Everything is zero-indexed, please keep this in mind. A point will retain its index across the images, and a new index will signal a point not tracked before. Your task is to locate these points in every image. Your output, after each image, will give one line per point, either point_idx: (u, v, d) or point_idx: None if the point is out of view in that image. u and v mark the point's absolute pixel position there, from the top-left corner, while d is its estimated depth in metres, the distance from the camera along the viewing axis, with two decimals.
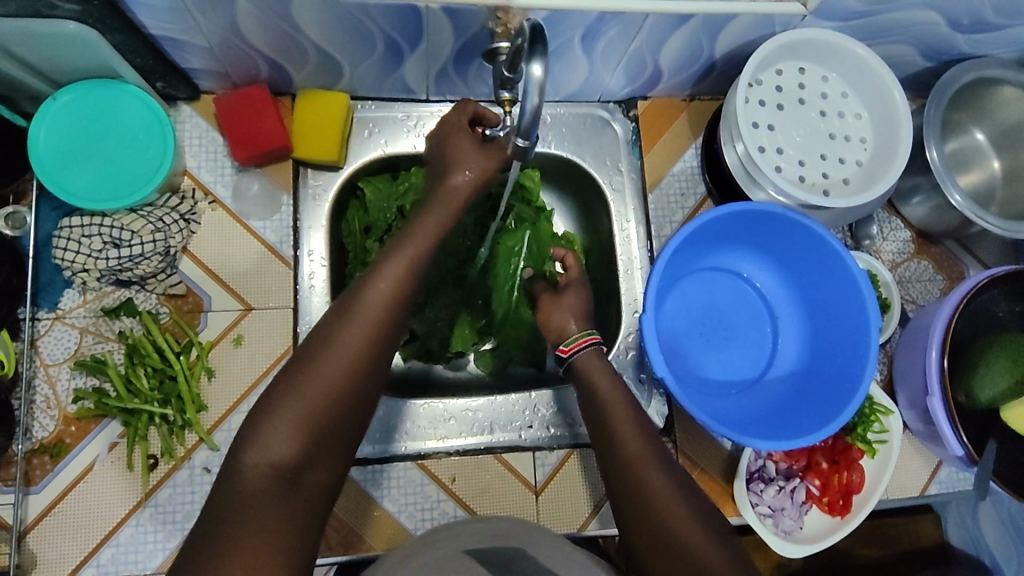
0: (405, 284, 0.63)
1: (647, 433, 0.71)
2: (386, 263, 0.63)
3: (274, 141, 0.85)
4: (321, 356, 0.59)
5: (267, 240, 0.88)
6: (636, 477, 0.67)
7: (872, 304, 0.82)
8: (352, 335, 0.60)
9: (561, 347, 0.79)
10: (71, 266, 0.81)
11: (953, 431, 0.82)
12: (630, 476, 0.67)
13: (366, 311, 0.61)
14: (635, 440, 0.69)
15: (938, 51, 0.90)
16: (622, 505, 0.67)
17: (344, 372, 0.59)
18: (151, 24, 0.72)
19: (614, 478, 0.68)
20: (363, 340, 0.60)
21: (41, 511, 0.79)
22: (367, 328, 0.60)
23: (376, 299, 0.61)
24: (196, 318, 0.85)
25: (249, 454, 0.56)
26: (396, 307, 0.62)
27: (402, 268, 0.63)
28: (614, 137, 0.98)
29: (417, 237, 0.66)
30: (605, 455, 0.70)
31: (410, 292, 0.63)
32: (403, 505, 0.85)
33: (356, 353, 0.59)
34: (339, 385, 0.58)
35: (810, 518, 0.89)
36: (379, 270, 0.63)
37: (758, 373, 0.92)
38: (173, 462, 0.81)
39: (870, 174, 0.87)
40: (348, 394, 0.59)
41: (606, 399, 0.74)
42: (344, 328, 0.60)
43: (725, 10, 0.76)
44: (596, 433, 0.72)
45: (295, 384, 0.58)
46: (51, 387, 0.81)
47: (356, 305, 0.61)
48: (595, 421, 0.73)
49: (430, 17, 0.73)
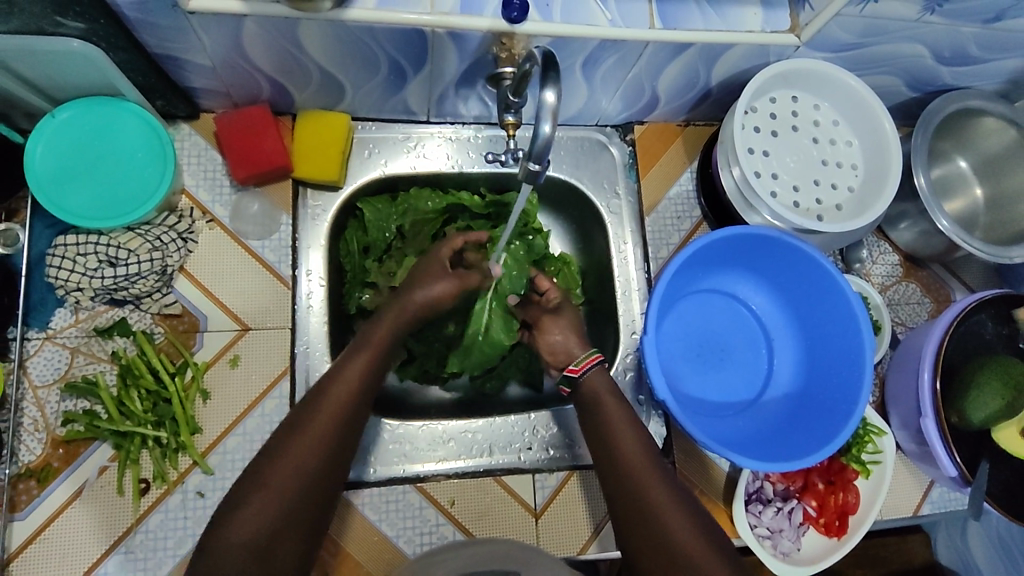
0: (378, 359, 0.75)
1: (652, 455, 0.74)
2: (364, 344, 0.76)
3: (275, 160, 0.85)
4: (296, 435, 0.67)
5: (266, 260, 0.87)
6: (644, 497, 0.69)
7: (866, 327, 0.84)
8: (326, 414, 0.69)
9: (570, 367, 0.82)
10: (65, 285, 0.79)
11: (946, 451, 0.84)
12: (637, 500, 0.70)
13: (339, 391, 0.70)
14: (641, 462, 0.73)
15: (924, 82, 0.93)
16: (628, 526, 0.69)
17: (317, 449, 0.66)
18: (155, 42, 0.72)
19: (619, 499, 0.71)
20: (331, 421, 0.68)
21: (26, 539, 0.76)
22: (335, 407, 0.69)
23: (353, 376, 0.72)
24: (191, 338, 0.83)
25: (222, 534, 0.61)
26: (371, 382, 0.73)
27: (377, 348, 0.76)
28: (611, 161, 1.00)
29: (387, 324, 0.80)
30: (611, 479, 0.73)
31: (384, 365, 0.76)
32: (401, 530, 0.84)
33: (327, 432, 0.68)
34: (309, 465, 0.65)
35: (807, 539, 0.90)
36: (360, 349, 0.75)
37: (754, 395, 0.93)
38: (165, 487, 0.79)
39: (861, 199, 0.89)
40: (320, 471, 0.66)
41: (611, 423, 0.77)
42: (319, 410, 0.69)
43: (723, 40, 0.78)
44: (602, 455, 0.76)
45: (267, 465, 0.65)
46: (39, 409, 0.79)
47: (333, 383, 0.71)
48: (601, 442, 0.77)
49: (435, 42, 0.74)
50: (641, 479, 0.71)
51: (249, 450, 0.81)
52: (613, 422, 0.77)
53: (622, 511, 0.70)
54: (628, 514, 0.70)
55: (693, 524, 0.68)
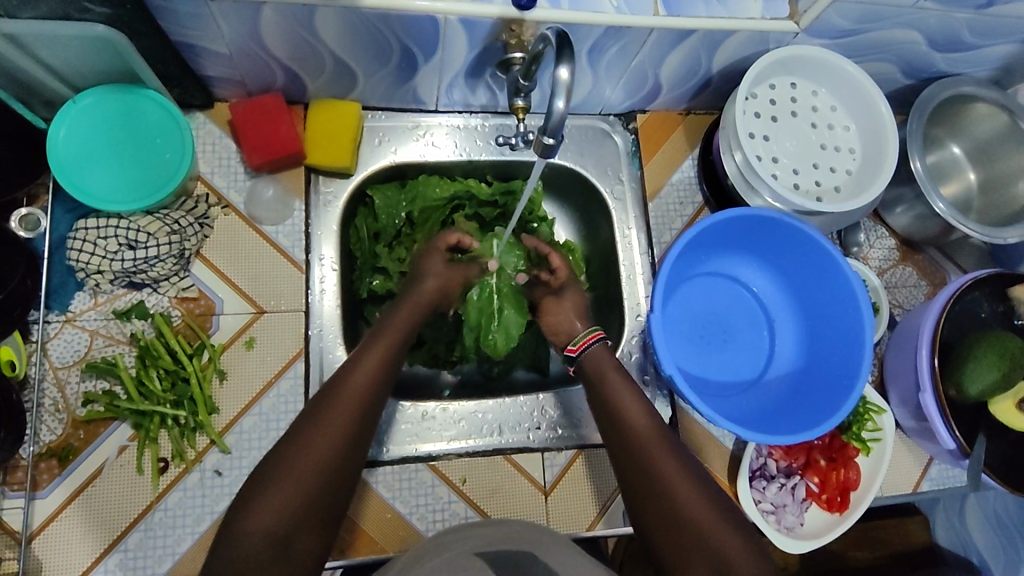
0: (390, 359, 0.75)
1: (660, 430, 0.75)
2: (375, 344, 0.75)
3: (288, 147, 0.87)
4: (312, 431, 0.66)
5: (280, 245, 0.89)
6: (653, 469, 0.71)
7: (866, 304, 0.86)
8: (341, 410, 0.68)
9: (570, 347, 0.86)
10: (85, 267, 0.81)
11: (945, 425, 0.86)
12: (646, 473, 0.71)
13: (356, 384, 0.70)
14: (649, 437, 0.74)
15: (917, 69, 0.96)
16: (638, 497, 0.71)
17: (332, 444, 0.65)
18: (175, 29, 0.74)
19: (629, 473, 0.73)
20: (347, 417, 0.68)
21: (48, 517, 0.77)
22: (353, 399, 0.69)
23: (366, 375, 0.71)
24: (208, 321, 0.85)
25: (241, 524, 0.60)
26: (383, 380, 0.72)
27: (387, 349, 0.75)
28: (615, 149, 1.02)
29: (395, 324, 0.80)
30: (620, 454, 0.75)
31: (395, 365, 0.75)
32: (414, 507, 0.85)
33: (342, 428, 0.67)
34: (325, 461, 0.64)
35: (810, 515, 0.92)
36: (371, 348, 0.75)
37: (757, 374, 0.95)
38: (184, 466, 0.80)
39: (859, 182, 0.92)
40: (336, 467, 0.65)
41: (619, 402, 0.78)
42: (333, 405, 0.68)
43: (724, 26, 0.80)
44: (611, 433, 0.77)
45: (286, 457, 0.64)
46: (59, 391, 0.80)
47: (346, 380, 0.70)
48: (610, 420, 0.78)
49: (447, 28, 0.77)
50: (649, 453, 0.72)
51: (265, 430, 0.83)
52: (621, 401, 0.78)
53: (631, 483, 0.72)
54: (638, 487, 0.71)
55: (701, 494, 0.69)
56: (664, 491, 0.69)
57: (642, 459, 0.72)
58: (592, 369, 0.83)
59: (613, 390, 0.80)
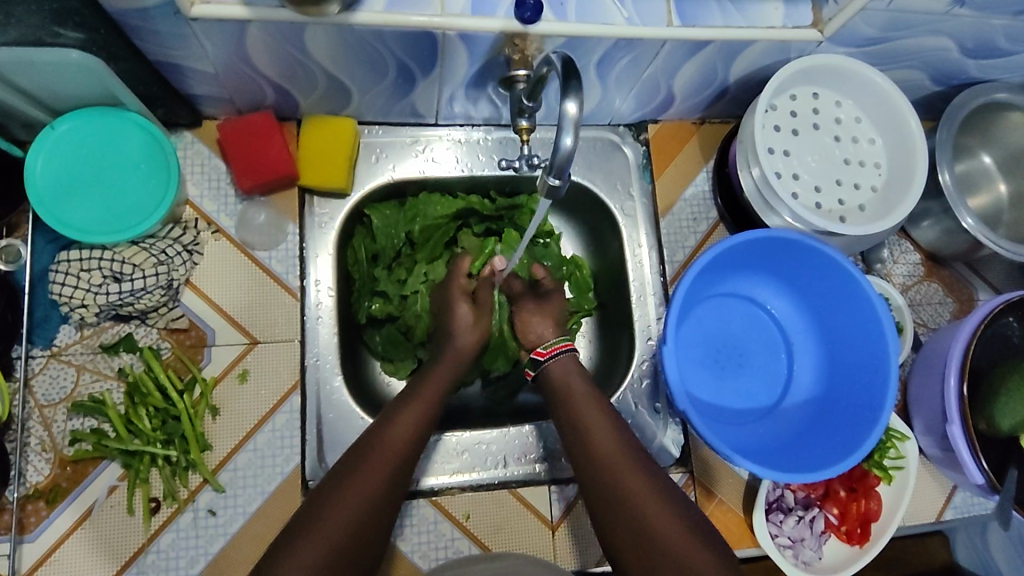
0: (423, 423, 0.71)
1: (628, 450, 0.72)
2: (411, 404, 0.72)
3: (280, 169, 0.83)
4: (342, 491, 0.63)
5: (273, 271, 0.85)
6: (625, 497, 0.68)
7: (892, 332, 0.81)
8: (369, 471, 0.65)
9: (539, 350, 0.83)
10: (69, 301, 0.77)
11: (973, 458, 0.82)
12: (619, 501, 0.68)
13: (394, 437, 0.69)
14: (622, 462, 0.70)
15: (948, 76, 0.90)
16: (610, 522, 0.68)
17: (356, 504, 0.63)
18: (155, 50, 0.69)
19: (599, 503, 0.69)
20: (382, 469, 0.66)
21: (36, 561, 0.75)
22: (390, 452, 0.67)
23: (398, 438, 0.69)
24: (199, 353, 0.81)
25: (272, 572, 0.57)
26: (414, 445, 0.69)
27: (421, 410, 0.72)
28: (625, 162, 0.97)
29: (433, 386, 0.76)
30: (589, 481, 0.71)
31: (429, 430, 0.72)
32: (416, 544, 0.82)
33: (371, 490, 0.64)
34: (351, 524, 0.61)
35: (829, 548, 0.88)
36: (406, 408, 0.72)
37: (774, 401, 0.91)
38: (177, 505, 0.77)
39: (885, 199, 0.87)
40: (359, 528, 0.62)
41: (589, 424, 0.74)
42: (363, 467, 0.65)
43: (743, 37, 0.74)
44: (579, 456, 0.73)
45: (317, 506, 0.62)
46: (46, 429, 0.77)
47: (379, 441, 0.68)
48: (578, 443, 0.74)
49: (446, 44, 0.71)
50: (624, 479, 0.69)
51: (260, 467, 0.80)
52: (595, 431, 0.74)
53: (602, 513, 0.69)
54: (612, 518, 0.68)
55: (679, 519, 0.66)
56: (641, 518, 0.66)
57: (614, 486, 0.69)
58: (560, 384, 0.79)
59: (580, 412, 0.76)
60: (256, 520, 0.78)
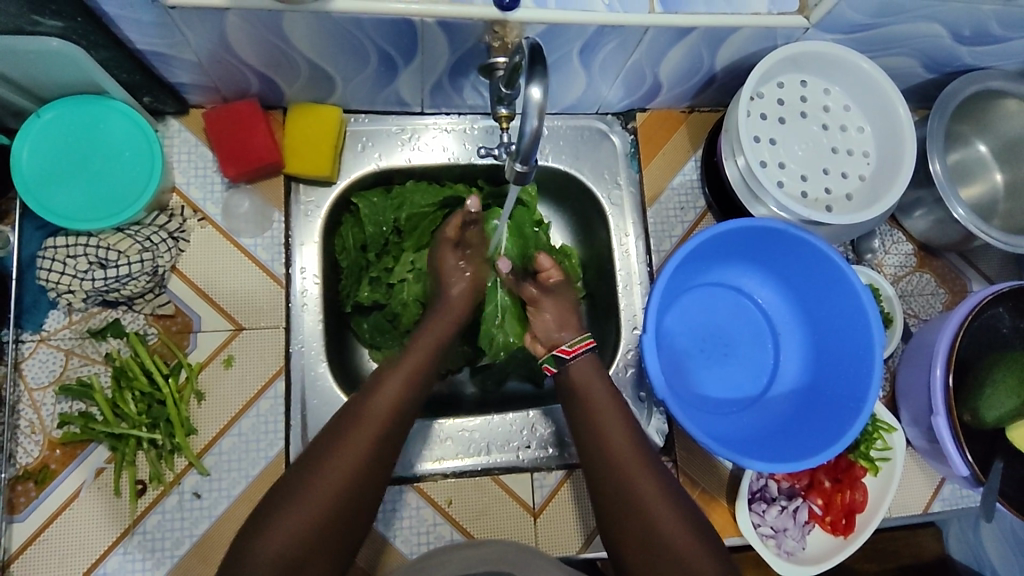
0: (387, 426, 0.67)
1: (640, 449, 0.70)
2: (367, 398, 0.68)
3: (265, 157, 0.84)
4: (289, 505, 0.61)
5: (259, 259, 0.86)
6: (628, 487, 0.68)
7: (877, 322, 0.80)
8: (322, 485, 0.62)
9: (562, 346, 0.78)
10: (56, 287, 0.79)
11: (958, 450, 0.81)
12: (624, 499, 0.67)
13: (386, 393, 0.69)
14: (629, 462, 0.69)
15: (941, 63, 0.89)
16: (601, 485, 0.69)
17: (306, 521, 0.61)
18: (137, 39, 0.70)
19: (602, 486, 0.69)
20: (380, 425, 0.66)
21: (25, 541, 0.76)
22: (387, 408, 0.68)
23: (358, 445, 0.65)
24: (185, 339, 0.83)
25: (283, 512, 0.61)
26: (379, 452, 0.65)
27: (382, 415, 0.67)
28: (613, 150, 0.97)
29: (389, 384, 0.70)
30: (596, 477, 0.70)
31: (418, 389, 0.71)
32: (398, 530, 0.83)
33: (321, 506, 0.61)
34: (303, 540, 0.60)
35: (813, 539, 0.88)
36: (364, 409, 0.67)
37: (760, 391, 0.91)
38: (162, 488, 0.79)
39: (873, 188, 0.86)
40: (314, 541, 0.61)
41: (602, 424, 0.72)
42: (323, 467, 0.63)
43: (726, 24, 0.74)
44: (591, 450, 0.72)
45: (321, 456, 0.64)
46: (35, 412, 0.79)
47: (336, 448, 0.64)
48: (592, 439, 0.72)
49: (425, 31, 0.71)
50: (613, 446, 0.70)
51: (245, 451, 0.81)
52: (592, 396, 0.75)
53: (606, 508, 0.68)
54: (616, 515, 0.67)
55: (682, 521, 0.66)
56: (636, 494, 0.67)
57: (620, 484, 0.68)
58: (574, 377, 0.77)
59: (599, 410, 0.74)
60: (240, 504, 0.79)
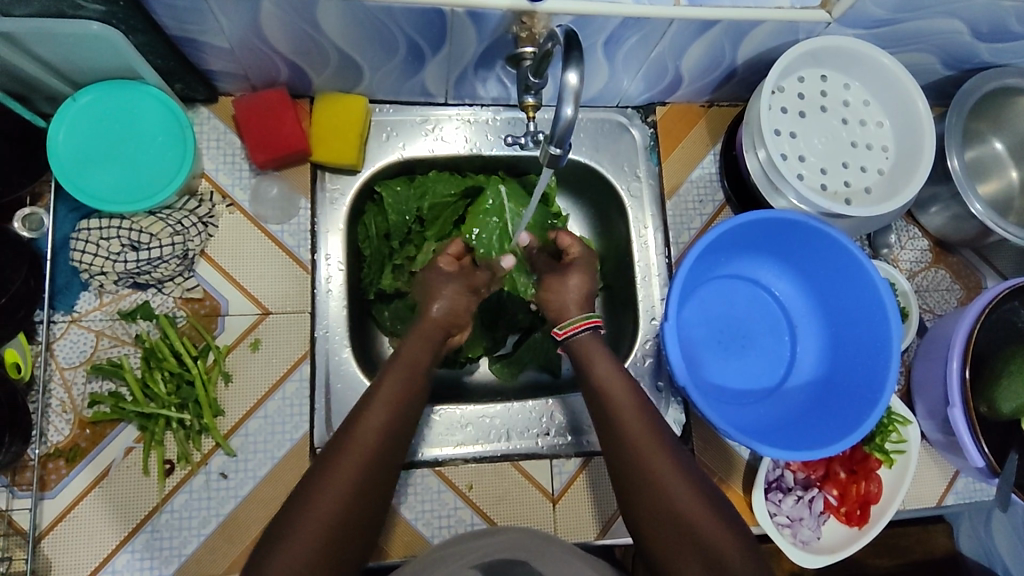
0: (391, 415, 0.67)
1: (663, 442, 0.71)
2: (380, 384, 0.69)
3: (292, 145, 0.85)
4: (312, 493, 0.61)
5: (285, 244, 0.87)
6: (644, 464, 0.69)
7: (894, 313, 0.81)
8: (342, 473, 0.62)
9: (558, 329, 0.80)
10: (89, 268, 0.81)
11: (974, 442, 0.82)
12: (650, 492, 0.67)
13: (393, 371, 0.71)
14: (652, 455, 0.69)
15: (960, 60, 0.90)
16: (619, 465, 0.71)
17: (330, 508, 0.61)
18: (173, 25, 0.71)
19: (621, 466, 0.70)
20: (392, 400, 0.68)
21: (57, 516, 0.78)
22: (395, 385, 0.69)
23: (376, 418, 0.66)
24: (212, 322, 0.84)
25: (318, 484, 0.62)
26: (388, 440, 0.66)
27: (388, 403, 0.68)
28: (632, 143, 0.98)
29: (393, 376, 0.70)
30: (618, 470, 0.71)
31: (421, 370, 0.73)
32: (419, 513, 0.84)
33: (342, 493, 0.61)
34: (328, 528, 0.60)
35: (828, 529, 0.89)
36: (374, 397, 0.68)
37: (777, 382, 0.92)
38: (190, 468, 0.80)
39: (891, 182, 0.87)
40: (341, 526, 0.61)
41: (621, 418, 0.73)
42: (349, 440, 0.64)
43: (750, 17, 0.75)
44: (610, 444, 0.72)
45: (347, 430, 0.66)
46: (66, 391, 0.80)
47: (350, 436, 0.65)
48: (610, 432, 0.73)
49: (454, 21, 0.72)
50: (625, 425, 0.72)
51: (270, 433, 0.82)
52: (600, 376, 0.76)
53: (632, 501, 0.69)
54: (643, 507, 0.68)
55: (710, 512, 0.67)
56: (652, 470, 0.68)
57: (644, 478, 0.68)
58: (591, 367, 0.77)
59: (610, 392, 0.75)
60: (266, 485, 0.81)
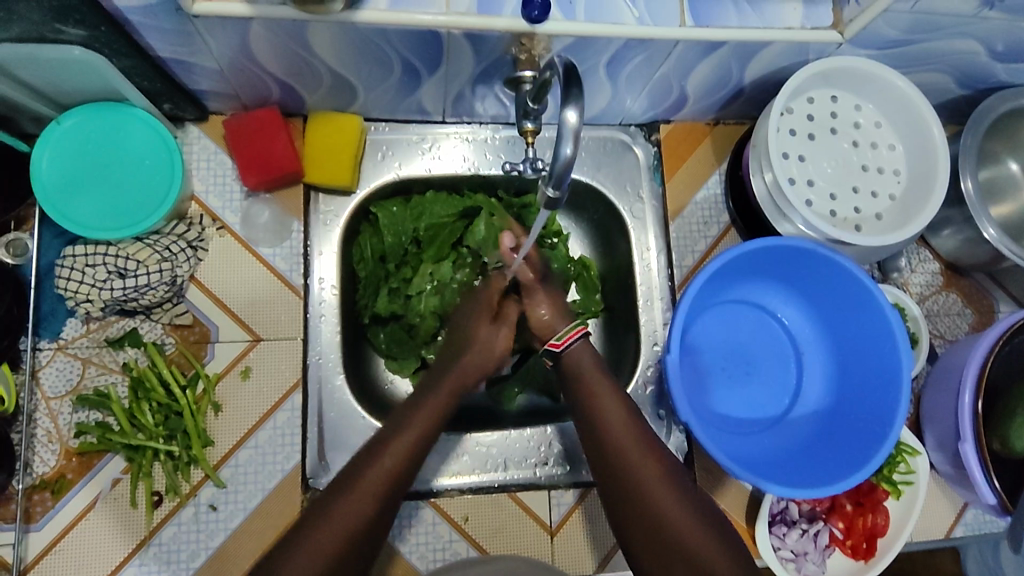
0: (404, 465, 0.64)
1: (666, 472, 0.68)
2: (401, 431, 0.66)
3: (285, 166, 0.83)
4: (302, 543, 0.58)
5: (277, 269, 0.85)
6: (649, 497, 0.66)
7: (905, 345, 0.79)
8: (340, 521, 0.59)
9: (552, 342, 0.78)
10: (74, 296, 0.78)
11: (985, 477, 0.80)
12: (652, 523, 0.65)
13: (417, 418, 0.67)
14: (656, 481, 0.67)
15: (975, 79, 0.87)
16: (618, 495, 0.68)
17: (327, 555, 0.58)
18: (159, 47, 0.69)
19: (621, 497, 0.67)
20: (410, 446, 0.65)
21: (41, 550, 0.76)
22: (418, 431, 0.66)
23: (388, 464, 0.63)
24: (202, 349, 0.82)
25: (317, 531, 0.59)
26: (396, 488, 0.63)
27: (402, 454, 0.64)
28: (635, 162, 0.95)
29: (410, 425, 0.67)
30: (618, 502, 0.68)
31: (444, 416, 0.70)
32: (414, 545, 0.82)
33: (340, 541, 0.59)
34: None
35: (834, 562, 0.87)
36: (387, 447, 0.64)
37: (782, 411, 0.89)
38: (178, 500, 0.78)
39: (903, 208, 0.84)
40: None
41: (620, 441, 0.70)
42: (357, 487, 0.61)
43: (758, 39, 0.72)
44: (607, 467, 0.69)
45: (356, 475, 0.62)
46: (52, 421, 0.79)
47: (353, 486, 0.61)
48: (607, 455, 0.70)
49: (451, 42, 0.70)
50: (629, 454, 0.69)
51: (261, 464, 0.80)
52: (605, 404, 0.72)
53: (631, 532, 0.67)
54: (643, 541, 0.65)
55: (720, 542, 0.64)
56: (657, 504, 0.66)
57: (646, 507, 0.66)
58: (582, 390, 0.74)
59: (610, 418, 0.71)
60: (255, 518, 0.79)
